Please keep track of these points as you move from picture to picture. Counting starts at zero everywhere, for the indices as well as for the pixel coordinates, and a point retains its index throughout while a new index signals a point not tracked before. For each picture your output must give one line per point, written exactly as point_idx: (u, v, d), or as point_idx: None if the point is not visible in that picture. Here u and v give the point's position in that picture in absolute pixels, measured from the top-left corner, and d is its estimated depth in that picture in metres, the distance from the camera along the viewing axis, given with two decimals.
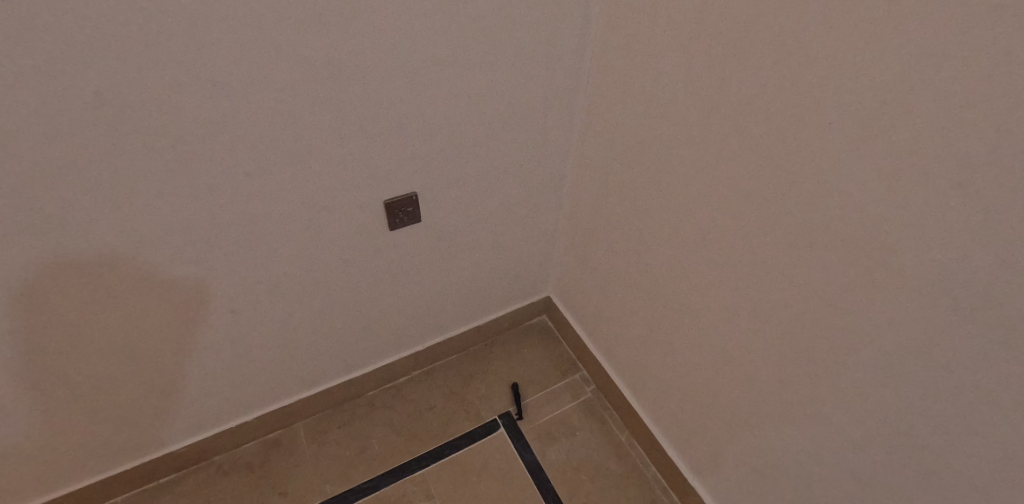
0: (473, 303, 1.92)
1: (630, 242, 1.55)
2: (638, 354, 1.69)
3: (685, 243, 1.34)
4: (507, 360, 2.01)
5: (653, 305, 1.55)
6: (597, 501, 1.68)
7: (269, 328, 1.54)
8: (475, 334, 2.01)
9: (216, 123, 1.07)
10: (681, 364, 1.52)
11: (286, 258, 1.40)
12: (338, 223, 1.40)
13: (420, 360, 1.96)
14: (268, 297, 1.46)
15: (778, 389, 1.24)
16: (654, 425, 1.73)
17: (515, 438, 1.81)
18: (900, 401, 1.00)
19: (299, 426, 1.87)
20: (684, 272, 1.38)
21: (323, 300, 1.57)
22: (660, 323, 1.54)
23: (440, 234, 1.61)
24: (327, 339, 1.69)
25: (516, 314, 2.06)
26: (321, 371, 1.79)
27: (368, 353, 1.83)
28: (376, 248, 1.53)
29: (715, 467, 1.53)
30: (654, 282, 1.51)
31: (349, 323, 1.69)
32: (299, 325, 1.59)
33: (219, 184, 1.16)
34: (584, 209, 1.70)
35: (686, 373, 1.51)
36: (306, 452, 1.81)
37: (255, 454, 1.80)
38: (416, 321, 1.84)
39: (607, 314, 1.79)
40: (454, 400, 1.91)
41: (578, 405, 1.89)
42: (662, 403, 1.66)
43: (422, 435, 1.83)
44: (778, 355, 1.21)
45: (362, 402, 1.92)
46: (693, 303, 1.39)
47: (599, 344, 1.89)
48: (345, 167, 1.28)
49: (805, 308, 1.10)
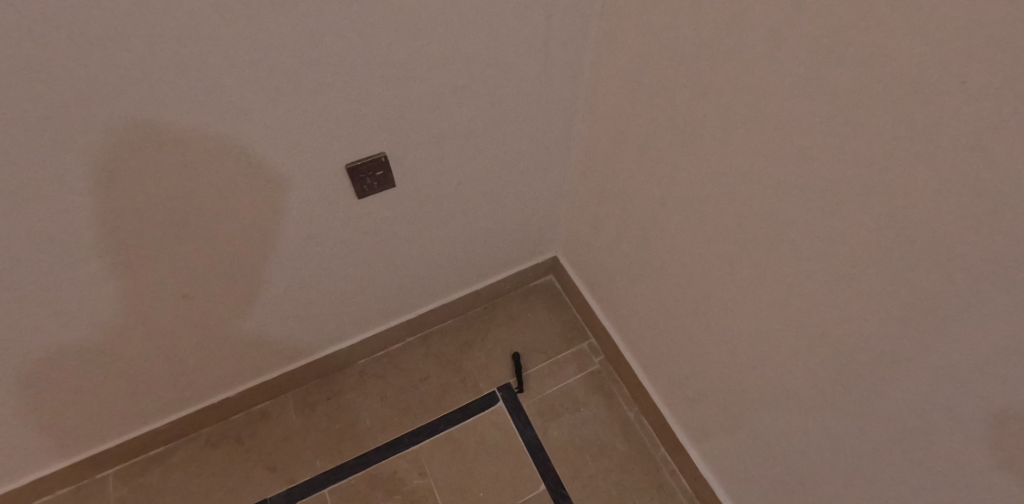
0: (469, 268, 1.72)
1: (650, 211, 1.29)
2: (653, 332, 1.50)
3: (716, 220, 1.09)
4: (509, 326, 1.84)
5: (673, 283, 1.32)
6: (600, 483, 1.57)
7: (237, 310, 1.37)
8: (473, 299, 1.83)
9: (107, 93, 0.82)
10: (701, 351, 1.32)
11: (242, 240, 1.18)
12: (296, 197, 1.17)
13: (414, 327, 1.80)
14: (227, 280, 1.27)
15: (818, 402, 1.04)
16: (665, 405, 1.57)
17: (515, 413, 1.68)
18: (976, 451, 0.79)
19: (289, 396, 1.75)
20: (713, 255, 1.14)
21: (296, 277, 1.37)
22: (680, 304, 1.33)
23: (425, 200, 1.37)
24: (307, 315, 1.52)
25: (518, 276, 1.86)
26: (304, 344, 1.63)
27: (355, 323, 1.67)
28: (348, 220, 1.30)
29: (731, 460, 1.38)
30: (675, 259, 1.28)
31: (329, 298, 1.51)
32: (271, 303, 1.41)
33: (133, 165, 0.93)
34: (597, 166, 1.43)
35: (706, 362, 1.32)
36: (296, 425, 1.70)
37: (243, 426, 1.70)
38: (406, 291, 1.66)
39: (619, 285, 1.58)
40: (451, 370, 1.77)
41: (584, 377, 1.73)
42: (676, 386, 1.49)
43: (416, 408, 1.70)
44: (823, 366, 0.99)
45: (353, 371, 1.79)
46: (721, 290, 1.17)
47: (609, 315, 1.69)
48: (293, 135, 1.03)
49: (866, 322, 0.87)
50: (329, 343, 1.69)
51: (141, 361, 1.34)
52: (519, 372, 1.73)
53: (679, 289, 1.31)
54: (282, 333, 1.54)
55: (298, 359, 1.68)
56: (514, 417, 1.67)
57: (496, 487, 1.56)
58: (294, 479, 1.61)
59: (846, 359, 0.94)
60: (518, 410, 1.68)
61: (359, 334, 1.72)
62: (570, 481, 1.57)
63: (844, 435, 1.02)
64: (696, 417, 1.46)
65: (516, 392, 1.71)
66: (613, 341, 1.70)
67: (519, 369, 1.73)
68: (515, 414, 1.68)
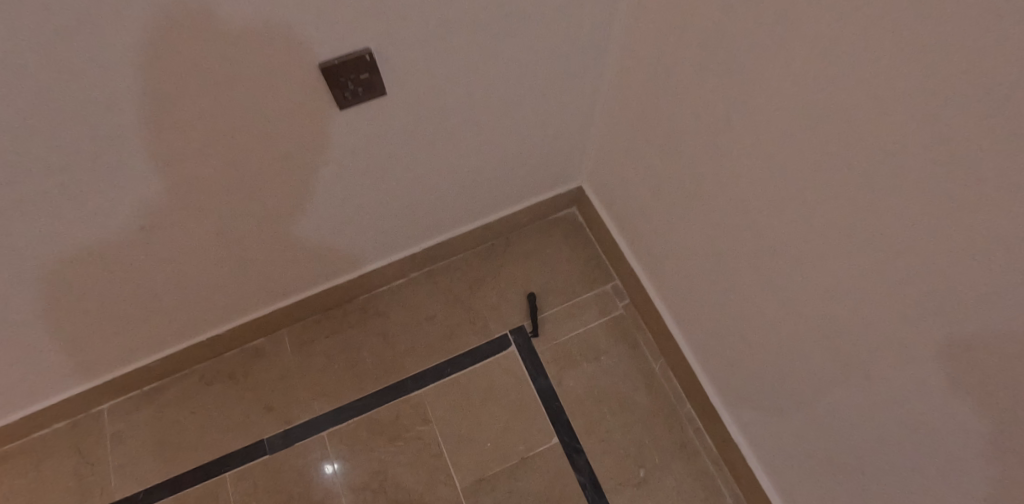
0: (480, 199, 1.49)
1: (704, 136, 1.03)
2: (691, 281, 1.28)
3: (798, 153, 0.82)
4: (525, 263, 1.64)
5: (724, 227, 1.08)
6: (618, 439, 1.44)
7: (208, 244, 1.18)
8: (485, 233, 1.62)
9: None
10: (750, 309, 1.11)
11: (201, 157, 0.97)
12: (253, 108, 0.92)
13: (419, 262, 1.60)
14: (186, 210, 1.06)
15: (904, 393, 0.82)
16: (695, 359, 1.40)
17: (529, 359, 1.52)
18: None
19: (285, 333, 1.60)
20: (784, 197, 0.89)
21: (274, 207, 1.16)
22: (729, 252, 1.10)
23: (421, 117, 1.12)
24: (292, 249, 1.33)
25: (537, 208, 1.63)
26: (293, 281, 1.45)
27: (350, 258, 1.47)
28: (324, 140, 1.06)
29: (770, 428, 1.21)
30: (729, 198, 1.03)
31: (318, 230, 1.31)
32: (249, 237, 1.21)
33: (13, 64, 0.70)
34: (640, 77, 1.14)
35: (753, 321, 1.11)
36: (293, 364, 1.55)
37: (239, 363, 1.57)
38: (407, 224, 1.45)
39: (655, 224, 1.34)
40: (460, 310, 1.59)
41: (606, 323, 1.56)
42: (713, 342, 1.30)
43: (420, 350, 1.55)
44: (909, 349, 0.77)
45: (354, 308, 1.62)
46: (788, 242, 0.92)
47: (641, 257, 1.47)
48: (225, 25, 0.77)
49: (989, 303, 0.63)
50: (322, 279, 1.50)
51: (103, 298, 1.18)
52: (535, 315, 1.55)
53: (732, 235, 1.07)
54: (264, 270, 1.35)
55: (290, 296, 1.51)
56: (528, 364, 1.51)
57: (506, 439, 1.44)
58: (292, 421, 1.49)
59: (948, 345, 0.71)
60: (532, 356, 1.52)
61: (357, 269, 1.53)
62: (586, 436, 1.44)
63: (925, 437, 0.81)
64: (732, 376, 1.28)
65: (531, 336, 1.54)
66: (643, 285, 1.49)
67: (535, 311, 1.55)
68: (529, 360, 1.52)
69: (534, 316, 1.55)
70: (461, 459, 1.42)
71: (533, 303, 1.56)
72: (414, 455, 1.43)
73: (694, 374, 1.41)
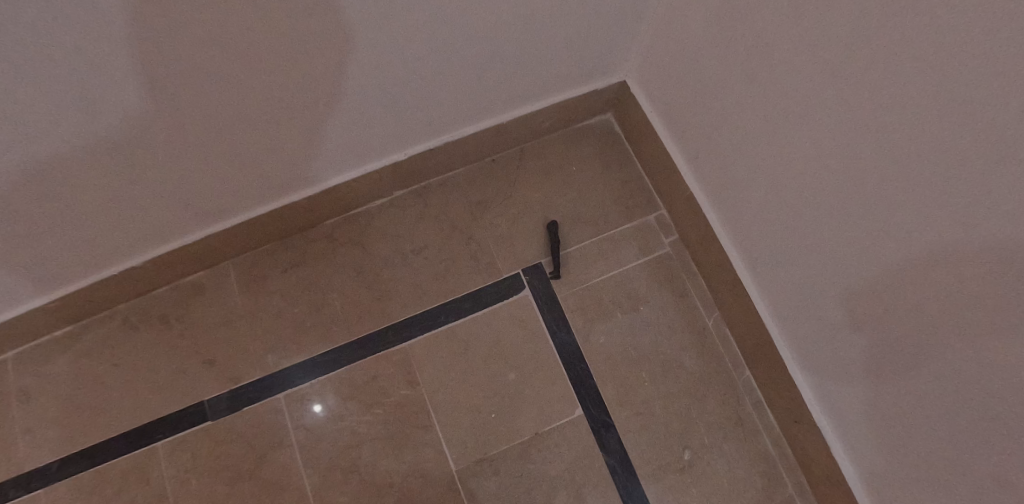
0: (489, 88, 1.05)
1: None
2: (796, 212, 0.88)
3: None
4: (545, 182, 1.23)
5: (897, 128, 0.66)
6: (658, 414, 1.12)
7: (76, 138, 0.77)
8: (494, 140, 1.19)
9: None
10: (905, 259, 0.72)
11: None
12: None
13: (404, 177, 1.18)
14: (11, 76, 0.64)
15: None
16: (771, 316, 1.05)
17: (545, 307, 1.17)
18: None
19: (229, 265, 1.21)
20: None
21: (166, 75, 0.73)
22: (891, 170, 0.69)
23: None
24: (218, 148, 0.90)
25: (565, 107, 1.19)
26: (225, 196, 1.03)
27: (304, 168, 1.04)
28: None
29: (887, 420, 0.87)
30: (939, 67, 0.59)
31: (251, 120, 0.87)
32: (141, 128, 0.80)
33: None
34: None
35: (906, 279, 0.73)
36: (241, 306, 1.19)
37: (172, 304, 1.20)
38: (385, 120, 1.01)
39: (746, 129, 0.92)
40: (458, 241, 1.20)
41: (647, 264, 1.20)
42: (813, 298, 0.93)
43: (404, 292, 1.18)
44: None
45: (318, 235, 1.21)
46: None
47: (709, 177, 1.07)
48: None
49: None
50: (270, 197, 1.08)
51: None
52: (554, 250, 1.18)
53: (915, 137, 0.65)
54: (178, 178, 0.93)
55: (227, 217, 1.10)
56: (544, 312, 1.17)
57: (515, 408, 1.11)
58: (239, 380, 1.15)
59: None
60: (549, 304, 1.18)
61: (317, 185, 1.11)
62: (617, 406, 1.12)
63: None
64: (832, 343, 0.92)
65: (549, 277, 1.19)
66: (704, 216, 1.11)
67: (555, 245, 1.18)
68: (545, 309, 1.17)
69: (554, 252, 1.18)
70: (456, 433, 1.10)
71: (553, 234, 1.19)
72: (395, 427, 1.10)
73: (766, 334, 1.07)
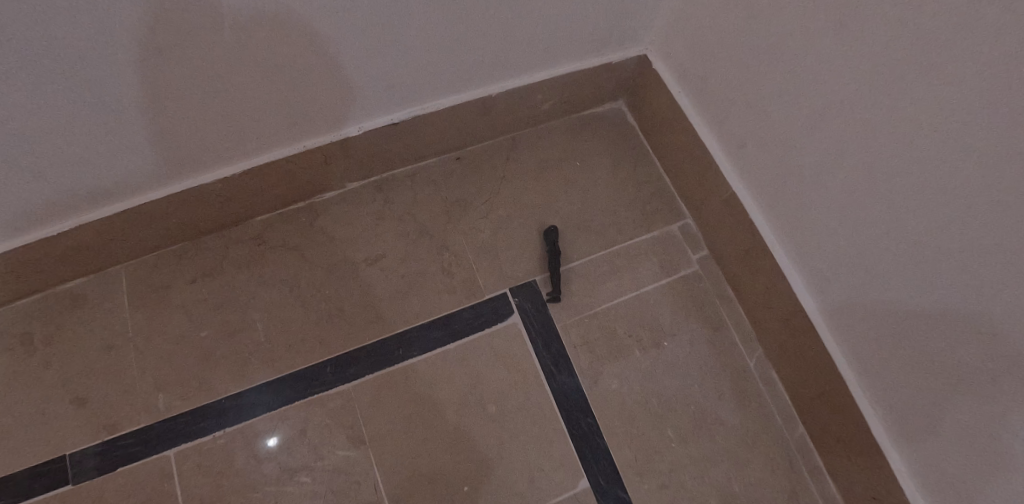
0: (479, 41, 0.78)
1: None
2: (918, 211, 0.61)
3: None
4: (542, 179, 0.96)
5: None
6: (688, 488, 0.83)
7: None
8: (481, 121, 0.91)
9: None
10: None
11: None
12: None
13: (360, 164, 0.89)
14: None
15: None
16: (846, 358, 0.78)
17: (540, 340, 0.89)
18: None
19: (122, 270, 0.87)
20: None
21: None
22: None
23: None
24: (74, 74, 0.58)
25: (574, 84, 0.92)
26: (99, 164, 0.71)
27: (218, 136, 0.74)
28: None
29: None
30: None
31: (129, 33, 0.57)
32: None
33: None
34: None
35: None
36: (132, 327, 0.84)
37: (35, 321, 0.83)
38: (333, 73, 0.73)
39: (840, 95, 0.66)
40: (427, 250, 0.92)
41: (671, 287, 0.93)
42: (930, 332, 0.65)
43: (353, 316, 0.88)
44: None
45: (243, 237, 0.89)
46: None
47: (764, 171, 0.81)
48: None
49: None
50: (172, 175, 0.77)
51: None
52: (553, 265, 0.91)
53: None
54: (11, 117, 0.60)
55: (108, 201, 0.77)
56: (538, 347, 0.89)
57: (496, 475, 0.82)
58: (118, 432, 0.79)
59: None
60: (545, 335, 0.89)
61: (239, 164, 0.80)
62: (635, 478, 0.83)
63: None
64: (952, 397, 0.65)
65: (545, 301, 0.91)
66: (754, 224, 0.84)
67: (555, 258, 0.91)
68: (540, 342, 0.89)
69: (553, 267, 0.91)
70: None
71: (552, 245, 0.92)
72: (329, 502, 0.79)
73: (838, 382, 0.79)
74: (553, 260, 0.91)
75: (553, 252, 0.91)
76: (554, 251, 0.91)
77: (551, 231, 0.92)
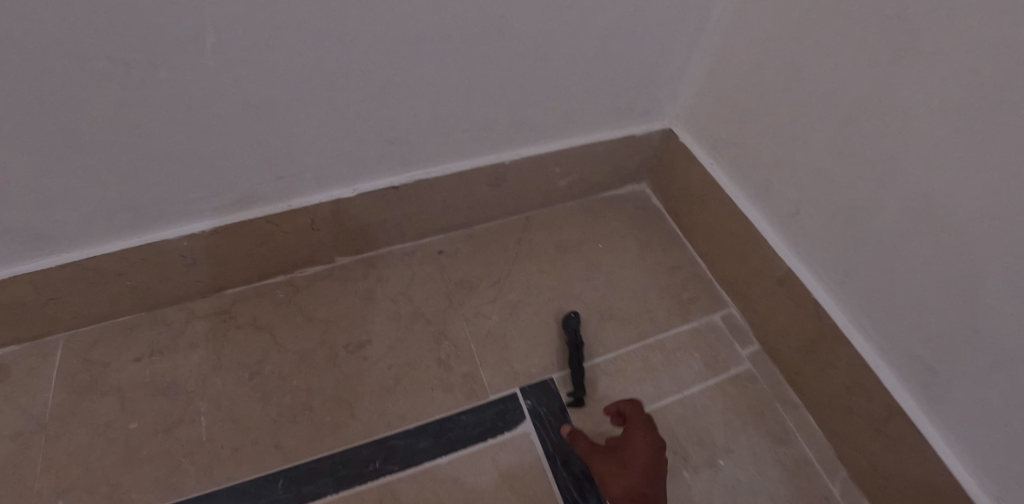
0: (493, 97, 0.70)
1: None
2: None
3: None
4: (559, 262, 0.84)
5: None
6: None
7: None
8: (492, 193, 0.82)
9: None
10: None
11: None
12: None
13: (352, 234, 0.79)
14: None
15: None
16: (974, 475, 0.59)
17: (559, 455, 0.68)
18: None
19: (59, 343, 0.75)
20: None
21: None
22: None
23: None
24: (23, 77, 0.50)
25: (594, 157, 0.85)
26: (49, 204, 0.61)
27: (188, 183, 0.65)
28: None
29: None
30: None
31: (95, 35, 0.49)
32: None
33: None
34: None
35: None
36: (51, 411, 0.70)
37: None
38: (323, 117, 0.64)
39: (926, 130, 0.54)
40: (422, 338, 0.76)
41: (721, 391, 0.76)
42: None
43: (322, 415, 0.70)
44: None
45: (208, 311, 0.78)
46: None
47: (824, 239, 0.68)
48: None
49: None
50: (128, 226, 0.67)
51: None
52: (575, 358, 0.73)
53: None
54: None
55: (56, 250, 0.66)
56: (557, 465, 0.68)
57: None
58: None
59: None
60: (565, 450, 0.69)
61: (206, 221, 0.70)
62: None
63: None
64: None
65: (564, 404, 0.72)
66: (820, 306, 0.69)
67: (576, 350, 0.73)
68: (559, 458, 0.68)
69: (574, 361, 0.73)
70: None
71: (573, 334, 0.75)
72: None
73: None
74: (575, 351, 0.73)
75: (575, 343, 0.74)
76: (576, 341, 0.74)
77: (570, 318, 0.76)
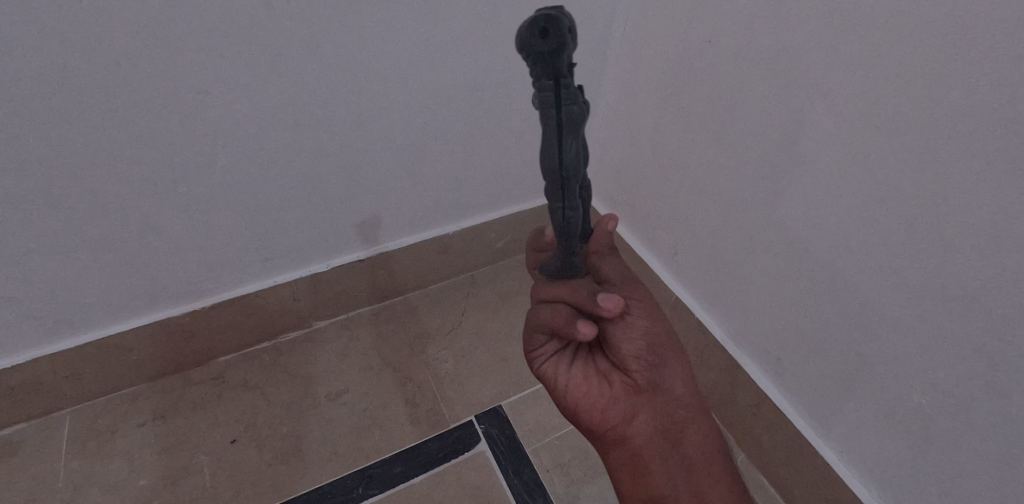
0: (436, 185, 0.91)
1: None
2: (829, 275, 0.68)
3: None
4: (499, 311, 1.02)
5: (917, 108, 0.55)
6: None
7: None
8: (441, 258, 1.01)
9: None
10: (998, 266, 0.53)
11: None
12: None
13: (328, 301, 0.96)
14: None
15: None
16: (822, 439, 0.78)
17: (549, 141, 0.44)
18: None
19: (65, 416, 0.85)
20: None
21: (38, 116, 0.60)
22: (936, 157, 0.55)
23: None
24: (77, 190, 0.67)
25: (520, 223, 1.05)
26: (83, 296, 0.77)
27: (197, 269, 0.82)
28: None
29: (942, 473, 0.65)
30: None
31: (141, 166, 0.68)
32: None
33: None
34: None
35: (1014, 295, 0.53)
36: (63, 476, 0.79)
37: None
38: (301, 209, 0.83)
39: (730, 195, 0.78)
40: (391, 382, 0.91)
41: None
42: (892, 391, 0.67)
43: (312, 454, 0.83)
44: None
45: (202, 377, 0.91)
46: None
47: (696, 274, 0.90)
48: None
49: None
50: (137, 309, 0.83)
51: None
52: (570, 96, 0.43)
53: (982, 76, 0.50)
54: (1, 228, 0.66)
55: (74, 333, 0.80)
56: (556, 172, 0.45)
57: None
58: None
59: None
60: (564, 193, 0.47)
61: (205, 299, 0.86)
62: None
63: None
64: (930, 450, 0.65)
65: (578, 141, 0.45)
66: (701, 322, 0.91)
67: (552, 90, 0.42)
68: (542, 158, 0.45)
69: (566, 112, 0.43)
70: None
71: (542, 49, 0.40)
72: None
73: (826, 467, 0.77)
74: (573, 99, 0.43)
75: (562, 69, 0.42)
76: (565, 83, 0.42)
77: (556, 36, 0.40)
